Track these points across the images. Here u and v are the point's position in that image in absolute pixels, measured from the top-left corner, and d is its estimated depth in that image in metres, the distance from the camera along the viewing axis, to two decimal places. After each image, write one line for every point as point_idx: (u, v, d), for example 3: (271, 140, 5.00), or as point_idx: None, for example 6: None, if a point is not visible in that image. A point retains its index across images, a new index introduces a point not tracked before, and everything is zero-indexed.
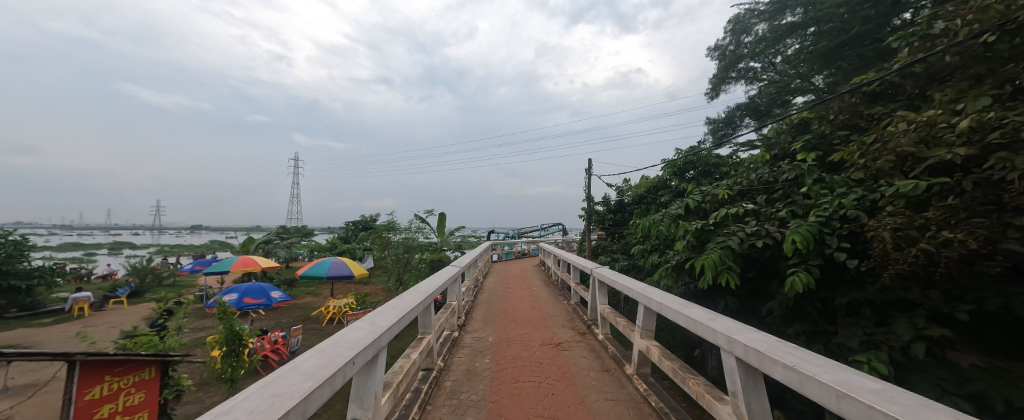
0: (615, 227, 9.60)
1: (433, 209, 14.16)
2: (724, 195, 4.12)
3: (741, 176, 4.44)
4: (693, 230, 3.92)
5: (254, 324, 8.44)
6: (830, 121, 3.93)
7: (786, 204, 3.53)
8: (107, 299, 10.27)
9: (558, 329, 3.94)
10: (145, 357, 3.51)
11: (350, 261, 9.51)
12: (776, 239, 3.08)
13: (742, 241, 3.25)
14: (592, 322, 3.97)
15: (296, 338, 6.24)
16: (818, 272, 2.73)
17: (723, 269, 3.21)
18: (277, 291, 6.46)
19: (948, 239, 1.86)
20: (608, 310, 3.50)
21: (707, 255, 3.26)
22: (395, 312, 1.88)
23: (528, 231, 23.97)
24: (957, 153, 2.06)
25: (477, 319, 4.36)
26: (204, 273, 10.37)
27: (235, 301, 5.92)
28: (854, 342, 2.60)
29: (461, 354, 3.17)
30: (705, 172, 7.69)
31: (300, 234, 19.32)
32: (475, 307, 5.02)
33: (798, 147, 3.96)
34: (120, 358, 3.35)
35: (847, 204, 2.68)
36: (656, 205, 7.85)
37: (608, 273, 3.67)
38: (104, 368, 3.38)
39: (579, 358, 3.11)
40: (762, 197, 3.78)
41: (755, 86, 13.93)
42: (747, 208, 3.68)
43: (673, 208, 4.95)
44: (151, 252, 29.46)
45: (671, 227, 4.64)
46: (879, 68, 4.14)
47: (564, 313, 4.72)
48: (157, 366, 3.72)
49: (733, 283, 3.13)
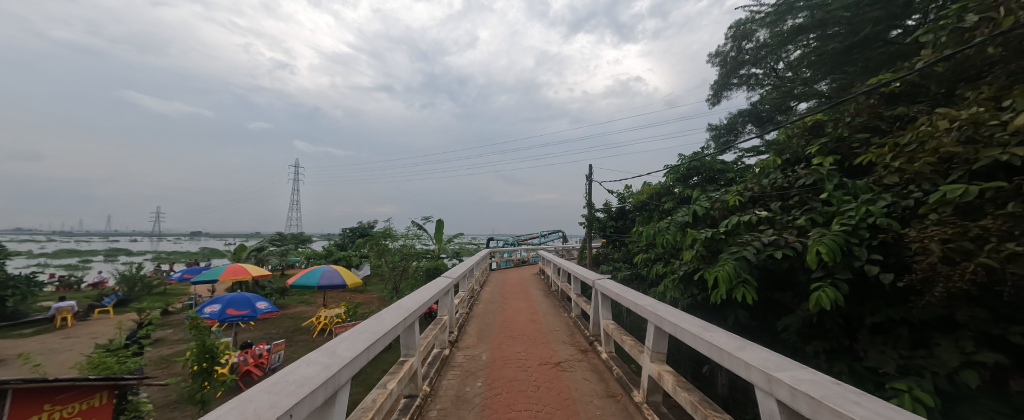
0: (616, 235, 9.36)
1: (431, 215, 13.90)
2: (735, 202, 3.86)
3: (752, 181, 4.18)
4: (702, 239, 3.66)
5: (243, 335, 8.14)
6: (847, 123, 3.69)
7: (804, 211, 3.28)
8: (93, 309, 9.96)
9: (558, 346, 3.65)
10: (95, 383, 3.27)
11: (343, 269, 9.20)
12: (797, 250, 2.81)
13: (758, 252, 2.98)
14: (594, 339, 3.68)
15: (278, 354, 5.92)
16: (846, 287, 2.45)
17: (739, 282, 2.91)
18: (263, 301, 6.14)
19: (1014, 253, 1.60)
20: (612, 327, 3.20)
21: (720, 267, 2.98)
22: (365, 337, 1.59)
23: (528, 238, 23.73)
24: (1014, 153, 1.81)
25: (470, 334, 4.06)
26: (192, 282, 10.05)
27: (217, 313, 5.59)
28: (889, 368, 2.32)
29: (450, 377, 2.89)
30: (710, 178, 7.46)
31: (296, 241, 19.01)
32: (470, 320, 4.74)
33: (814, 151, 3.72)
34: (63, 385, 3.09)
35: (877, 212, 2.43)
36: (660, 212, 7.60)
37: (612, 286, 3.39)
38: (43, 397, 3.19)
39: (580, 380, 2.82)
40: (777, 204, 3.53)
41: (757, 91, 13.75)
42: (761, 216, 3.43)
43: (679, 215, 4.67)
44: (147, 258, 29.22)
45: (678, 235, 4.37)
46: (898, 68, 3.90)
47: (564, 327, 4.42)
48: (109, 391, 3.49)
49: (752, 298, 2.81)
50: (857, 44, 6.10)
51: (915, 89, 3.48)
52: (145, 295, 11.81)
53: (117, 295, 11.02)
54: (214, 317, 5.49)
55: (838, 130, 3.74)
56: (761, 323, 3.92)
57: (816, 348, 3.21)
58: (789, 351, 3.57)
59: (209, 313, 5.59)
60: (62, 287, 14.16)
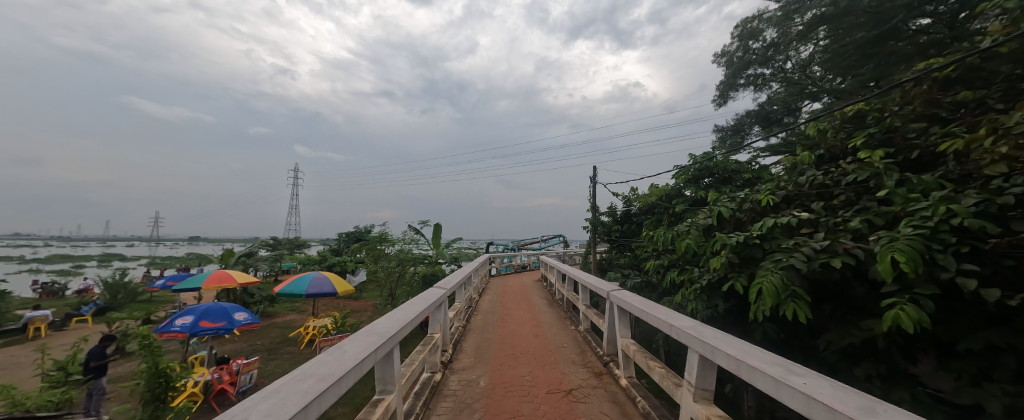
0: (623, 239, 8.92)
1: (428, 219, 13.40)
2: (768, 202, 3.40)
3: (784, 179, 3.74)
4: (733, 244, 3.18)
5: (224, 347, 7.64)
6: (897, 112, 3.26)
7: (855, 212, 2.83)
8: (70, 318, 9.44)
9: (568, 369, 3.15)
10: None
11: (334, 276, 8.69)
12: (858, 258, 2.34)
13: (809, 260, 2.50)
14: (610, 359, 3.19)
15: (249, 373, 5.36)
16: (930, 304, 1.98)
17: (788, 297, 2.40)
18: (242, 312, 5.64)
19: None
20: (633, 347, 2.71)
21: (762, 278, 2.49)
22: (307, 387, 1.10)
23: (528, 243, 23.30)
24: None
25: (467, 353, 3.57)
26: (175, 289, 9.51)
27: (189, 326, 5.06)
28: (990, 407, 1.86)
29: (441, 410, 2.40)
30: (723, 179, 7.03)
31: (291, 246, 18.47)
32: (466, 335, 4.24)
33: (858, 144, 3.27)
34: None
35: (966, 212, 2.00)
36: (670, 215, 7.17)
37: (632, 299, 2.89)
38: None
39: (597, 416, 2.33)
40: (819, 204, 3.07)
41: (765, 92, 13.33)
42: (802, 217, 2.97)
43: (700, 217, 4.19)
44: (140, 265, 28.59)
45: (700, 240, 3.90)
46: (951, 50, 3.47)
47: (572, 343, 3.95)
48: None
49: (806, 316, 2.32)
50: (883, 35, 5.70)
51: (975, 73, 3.05)
52: (129, 303, 11.27)
53: (97, 303, 10.47)
54: (185, 331, 4.97)
55: (885, 121, 3.31)
56: (795, 338, 3.48)
57: (869, 371, 2.76)
58: (832, 372, 3.12)
59: (180, 326, 5.05)
60: (45, 294, 13.66)
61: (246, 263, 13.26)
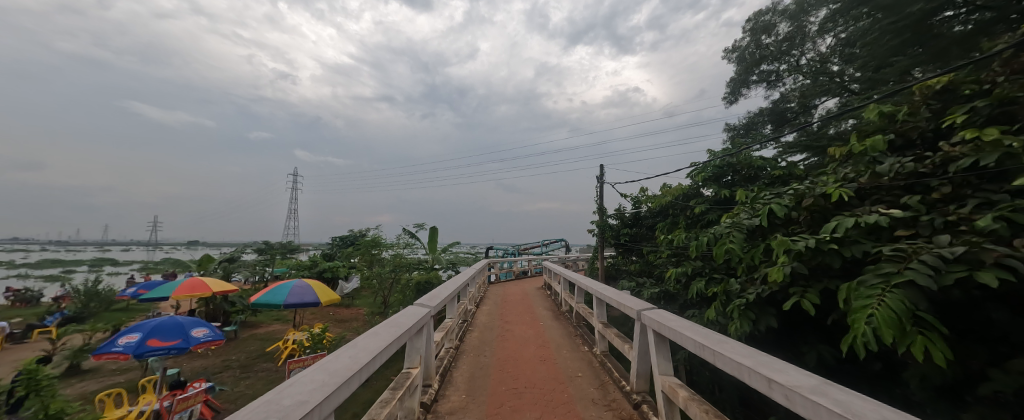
0: (634, 243, 8.21)
1: (424, 222, 12.63)
2: (837, 196, 2.69)
3: (851, 169, 3.02)
4: (800, 250, 2.46)
5: (192, 363, 6.92)
6: (1009, 80, 2.53)
7: (980, 206, 2.09)
8: (33, 329, 8.71)
9: (588, 414, 2.43)
10: None
11: (318, 284, 7.97)
12: (1017, 273, 1.62)
13: (936, 274, 1.76)
14: (642, 400, 2.48)
15: (188, 411, 4.29)
16: None
17: (913, 328, 1.67)
18: (202, 329, 4.91)
19: None
20: (682, 392, 1.99)
21: (870, 303, 1.77)
22: None
23: (529, 247, 22.58)
24: None
25: (458, 389, 2.82)
26: (144, 298, 8.77)
27: (134, 346, 4.35)
28: None
29: None
30: (748, 177, 6.33)
31: (282, 251, 17.73)
32: (459, 361, 3.48)
33: (960, 121, 2.54)
34: None
35: None
36: (688, 217, 6.46)
37: (677, 323, 2.16)
38: None
39: None
40: (915, 198, 2.36)
41: (779, 88, 12.59)
42: (895, 215, 2.26)
43: (740, 216, 3.45)
44: (134, 269, 28.12)
45: (744, 243, 3.16)
46: None
47: (588, 371, 3.22)
48: None
49: (944, 355, 1.59)
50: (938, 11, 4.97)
51: None
52: (101, 313, 10.52)
53: (65, 313, 9.75)
54: (128, 352, 4.26)
55: (990, 93, 2.59)
56: (861, 363, 2.72)
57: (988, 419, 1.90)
58: (921, 414, 2.32)
59: (124, 346, 4.35)
60: (19, 302, 12.98)
61: (229, 269, 12.54)
